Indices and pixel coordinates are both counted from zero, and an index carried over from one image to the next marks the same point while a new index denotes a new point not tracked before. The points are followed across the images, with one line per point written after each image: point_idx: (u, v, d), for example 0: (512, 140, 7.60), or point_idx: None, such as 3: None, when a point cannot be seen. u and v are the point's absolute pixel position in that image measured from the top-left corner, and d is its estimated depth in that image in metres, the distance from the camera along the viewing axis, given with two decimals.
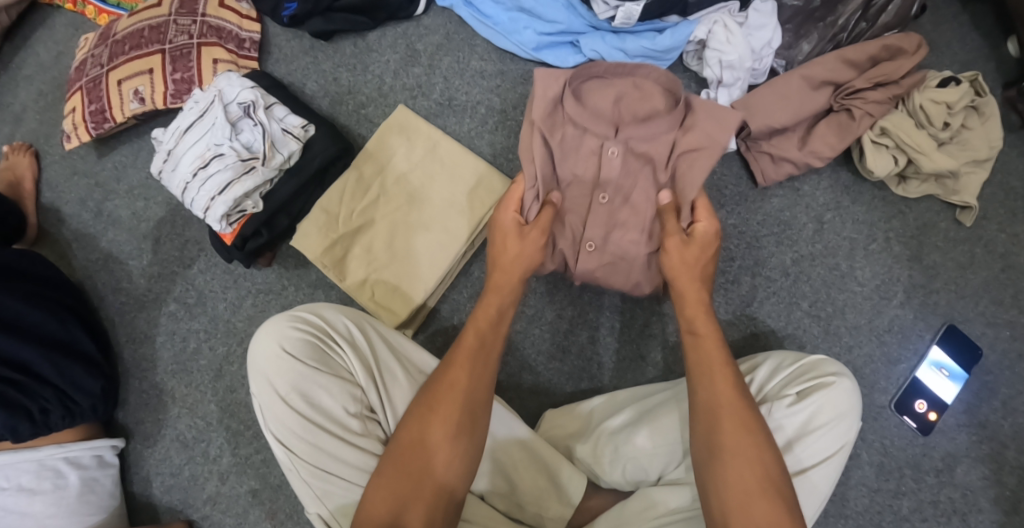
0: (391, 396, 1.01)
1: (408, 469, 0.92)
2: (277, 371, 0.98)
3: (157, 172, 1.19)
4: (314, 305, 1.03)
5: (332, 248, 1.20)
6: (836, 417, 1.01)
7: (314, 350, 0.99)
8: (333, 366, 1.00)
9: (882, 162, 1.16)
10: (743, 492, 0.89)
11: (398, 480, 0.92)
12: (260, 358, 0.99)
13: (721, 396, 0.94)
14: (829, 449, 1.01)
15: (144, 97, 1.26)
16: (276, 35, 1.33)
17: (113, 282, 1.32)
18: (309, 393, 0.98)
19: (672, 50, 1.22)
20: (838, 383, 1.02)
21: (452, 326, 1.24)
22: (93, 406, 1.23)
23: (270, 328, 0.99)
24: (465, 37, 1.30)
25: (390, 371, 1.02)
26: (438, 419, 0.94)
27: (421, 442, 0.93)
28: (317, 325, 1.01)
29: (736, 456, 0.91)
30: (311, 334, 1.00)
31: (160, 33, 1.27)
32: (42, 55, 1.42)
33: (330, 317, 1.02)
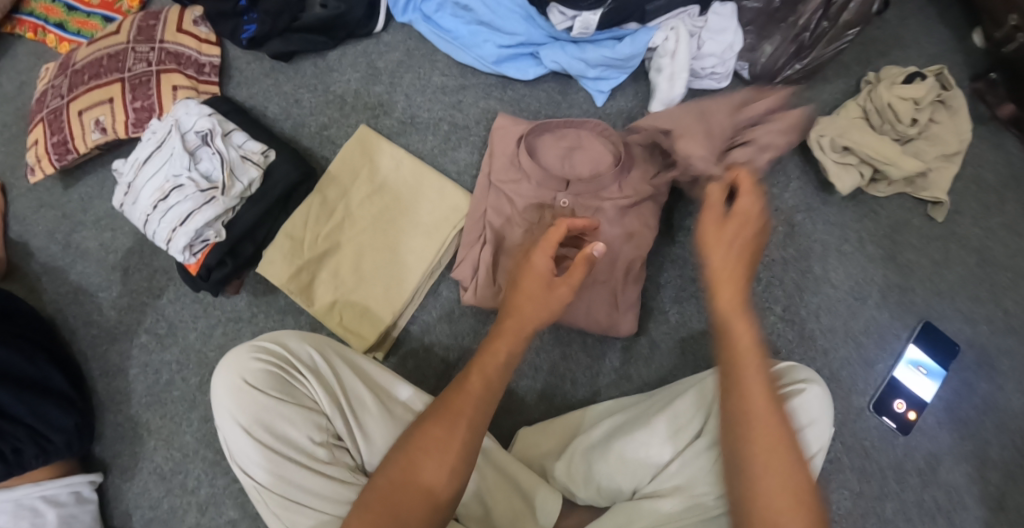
0: (357, 423, 1.01)
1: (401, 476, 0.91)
2: (241, 405, 0.98)
3: (118, 205, 1.18)
4: (277, 335, 1.03)
5: (298, 275, 1.19)
6: (807, 425, 1.02)
7: (278, 381, 0.99)
8: (298, 396, 1.00)
9: (849, 177, 1.15)
10: (775, 495, 0.82)
11: (393, 488, 0.90)
12: (224, 392, 0.99)
13: (761, 410, 0.85)
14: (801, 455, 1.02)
15: (105, 127, 1.26)
16: (236, 58, 1.32)
17: (85, 314, 1.31)
18: (274, 425, 0.98)
19: (633, 58, 1.20)
20: (809, 390, 1.03)
21: (423, 347, 1.22)
22: (68, 443, 1.22)
23: (233, 361, 1.00)
24: (426, 52, 1.28)
25: (355, 397, 1.02)
26: (439, 432, 0.92)
27: (419, 452, 0.91)
28: (280, 354, 1.01)
29: (762, 456, 0.84)
30: (275, 365, 1.00)
31: (119, 61, 1.26)
32: (6, 86, 1.42)
33: (293, 347, 1.02)
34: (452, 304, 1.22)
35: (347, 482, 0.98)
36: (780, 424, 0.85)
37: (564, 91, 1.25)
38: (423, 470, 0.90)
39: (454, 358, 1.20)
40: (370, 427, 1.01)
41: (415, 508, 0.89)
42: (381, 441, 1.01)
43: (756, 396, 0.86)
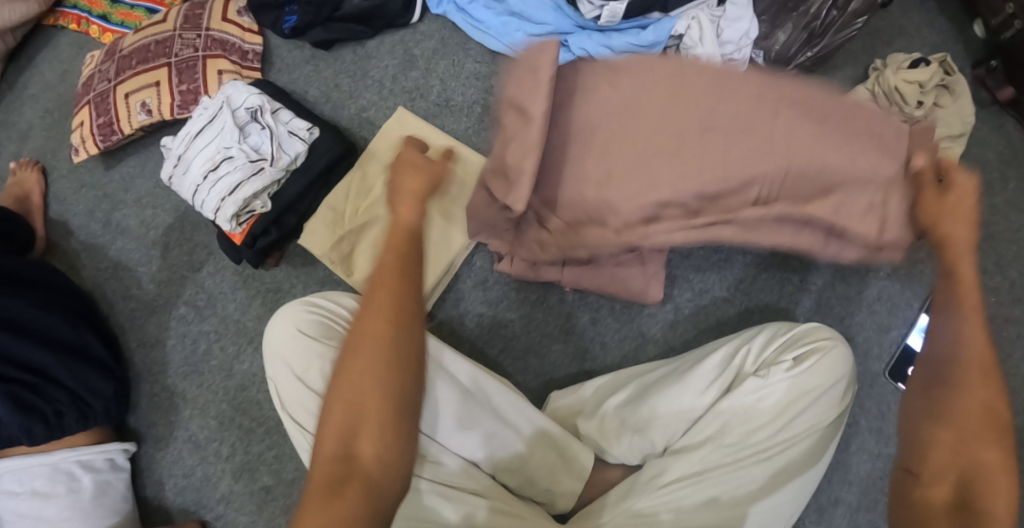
0: None
1: (345, 408, 0.88)
2: (293, 352, 1.01)
3: (168, 177, 1.25)
4: (324, 291, 1.07)
5: (339, 244, 1.26)
6: (829, 381, 1.06)
7: (328, 332, 1.03)
8: None
9: None
10: (960, 457, 0.88)
11: (337, 422, 0.88)
12: (275, 342, 1.02)
13: (977, 380, 0.89)
14: (825, 410, 1.06)
15: (150, 109, 1.32)
16: (277, 47, 1.39)
17: (123, 289, 1.35)
18: (323, 371, 1.01)
19: (655, 44, 1.30)
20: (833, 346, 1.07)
21: (457, 315, 1.24)
22: (106, 409, 1.25)
23: (285, 313, 1.03)
24: (460, 41, 1.37)
25: None
26: (357, 370, 0.88)
27: (353, 383, 0.88)
28: (328, 307, 1.05)
29: (967, 421, 0.89)
30: (324, 316, 1.04)
31: (166, 47, 1.33)
32: (47, 75, 1.47)
33: (340, 301, 1.07)
34: (488, 274, 1.25)
35: None
36: (994, 398, 0.89)
37: None
38: (363, 400, 0.88)
39: (488, 322, 1.24)
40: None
41: (369, 429, 0.87)
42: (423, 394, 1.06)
43: (965, 377, 0.90)
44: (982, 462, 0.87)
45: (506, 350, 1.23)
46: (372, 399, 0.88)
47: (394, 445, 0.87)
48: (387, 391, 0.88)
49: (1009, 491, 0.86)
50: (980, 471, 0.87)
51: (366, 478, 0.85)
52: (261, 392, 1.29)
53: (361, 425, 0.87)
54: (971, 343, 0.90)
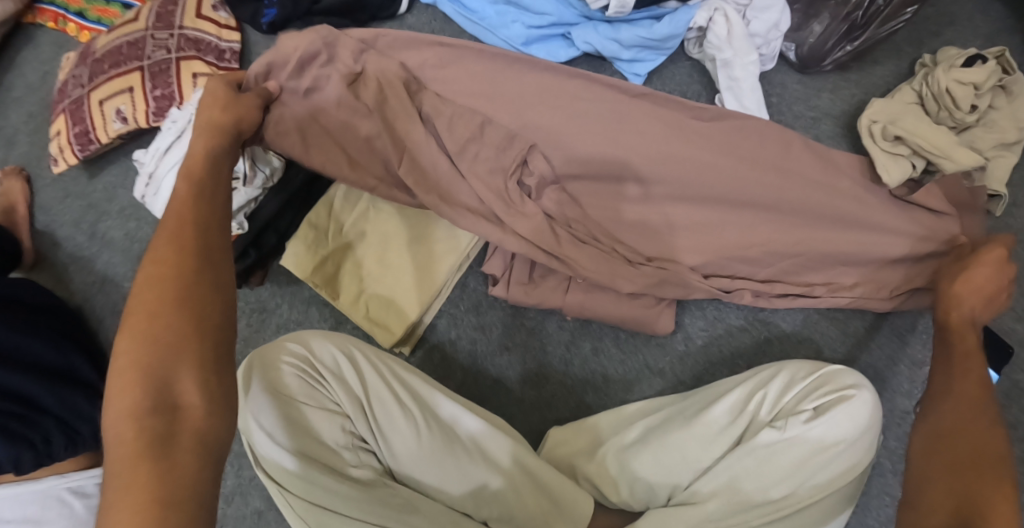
0: (381, 427, 0.99)
1: (146, 355, 0.77)
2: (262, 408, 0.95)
3: (140, 196, 1.19)
4: (300, 335, 1.01)
5: (322, 266, 1.18)
6: (854, 434, 0.95)
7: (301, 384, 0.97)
8: (320, 400, 0.98)
9: (899, 169, 1.09)
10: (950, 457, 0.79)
11: (129, 368, 0.77)
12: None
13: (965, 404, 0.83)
14: (847, 464, 0.95)
15: (126, 116, 1.24)
16: (256, 44, 1.30)
17: (110, 304, 1.30)
18: (296, 427, 0.95)
19: (671, 38, 1.14)
20: (859, 396, 0.95)
21: (449, 341, 1.17)
22: (94, 433, 1.22)
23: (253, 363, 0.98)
24: (451, 34, 1.26)
25: (380, 401, 1.00)
26: (161, 307, 0.79)
27: (153, 315, 0.78)
28: (303, 355, 0.99)
29: (964, 428, 0.81)
30: (297, 367, 0.98)
31: (138, 49, 1.24)
32: (29, 77, 1.39)
33: (317, 348, 1.00)
34: (481, 297, 1.17)
35: (373, 483, 0.97)
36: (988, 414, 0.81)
37: (597, 73, 1.20)
38: (175, 349, 0.78)
39: (481, 350, 1.15)
40: (393, 430, 0.99)
41: (188, 374, 0.78)
42: (404, 444, 0.99)
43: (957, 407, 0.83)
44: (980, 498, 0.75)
45: (500, 382, 1.14)
46: (190, 344, 0.79)
47: (219, 392, 0.79)
48: (200, 337, 0.79)
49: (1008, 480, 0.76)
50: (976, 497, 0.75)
51: (189, 433, 0.76)
52: None
53: (182, 367, 0.78)
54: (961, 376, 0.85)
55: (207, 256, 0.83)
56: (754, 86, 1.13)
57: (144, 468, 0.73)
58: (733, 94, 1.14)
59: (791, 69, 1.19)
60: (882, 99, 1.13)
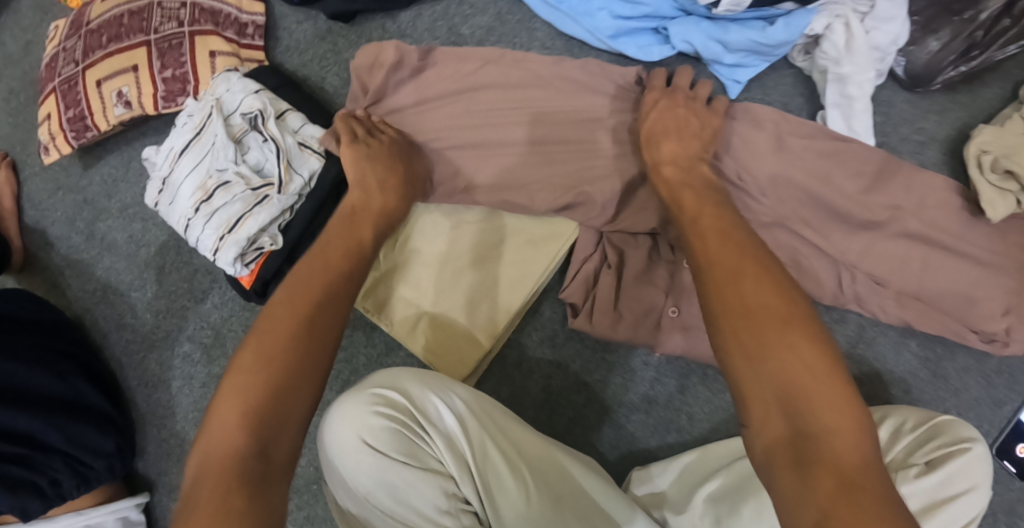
0: (489, 489, 0.87)
1: (251, 393, 0.71)
2: (356, 465, 0.84)
3: (153, 203, 1.02)
4: (396, 380, 0.89)
5: (373, 290, 1.07)
6: (970, 487, 0.91)
7: (402, 440, 0.85)
8: (422, 458, 0.86)
9: (1005, 205, 1.00)
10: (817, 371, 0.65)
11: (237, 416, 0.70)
12: (341, 453, 0.85)
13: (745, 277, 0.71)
14: (962, 517, 0.92)
15: (129, 100, 1.04)
16: (284, 16, 1.10)
17: (116, 316, 1.14)
18: (396, 489, 0.83)
19: (785, 44, 1.01)
20: (974, 448, 0.92)
21: (517, 373, 1.07)
22: (110, 466, 1.08)
23: (348, 416, 0.85)
24: (522, 18, 1.09)
25: (488, 459, 0.88)
26: (269, 349, 0.73)
27: (261, 361, 0.73)
28: (403, 405, 0.87)
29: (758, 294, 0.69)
30: (397, 419, 0.85)
31: (143, 20, 1.04)
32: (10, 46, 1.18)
33: (417, 395, 0.88)
34: (555, 327, 1.07)
35: None
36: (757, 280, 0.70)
37: None
38: (277, 402, 0.71)
39: (556, 386, 1.07)
40: (498, 488, 0.87)
41: (291, 427, 0.71)
42: (513, 508, 0.87)
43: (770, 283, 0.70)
44: (816, 391, 0.64)
45: (576, 421, 1.06)
46: (297, 394, 0.72)
47: None
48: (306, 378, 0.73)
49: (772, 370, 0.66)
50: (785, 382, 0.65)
51: (276, 492, 0.68)
52: None
53: (284, 414, 0.71)
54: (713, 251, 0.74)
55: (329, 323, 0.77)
56: (867, 107, 1.02)
57: (222, 511, 0.65)
58: (843, 112, 1.03)
59: (898, 86, 1.09)
60: (995, 128, 1.04)
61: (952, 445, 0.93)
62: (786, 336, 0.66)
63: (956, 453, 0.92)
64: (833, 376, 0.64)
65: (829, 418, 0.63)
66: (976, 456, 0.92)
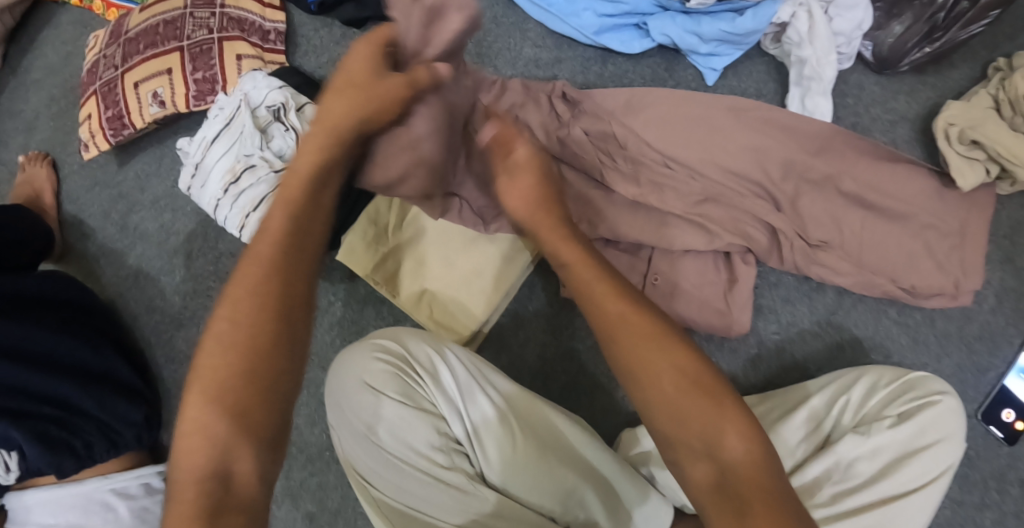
0: (478, 431, 0.96)
1: (207, 418, 0.70)
2: (358, 405, 0.95)
3: (187, 187, 1.11)
4: (394, 333, 1.00)
5: (383, 264, 1.13)
6: (943, 439, 0.95)
7: (397, 382, 0.95)
8: (416, 399, 0.95)
9: (975, 174, 1.07)
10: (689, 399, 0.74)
11: (196, 446, 0.70)
12: (345, 394, 0.96)
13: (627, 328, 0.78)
14: (938, 469, 0.94)
15: (164, 100, 1.15)
16: (303, 25, 1.21)
17: (146, 299, 1.23)
18: (391, 426, 0.94)
19: (755, 33, 1.08)
20: (944, 400, 0.96)
21: (515, 342, 1.14)
22: (137, 436, 1.16)
23: (353, 363, 0.97)
24: (516, 21, 1.18)
25: (475, 402, 0.97)
26: (215, 371, 0.71)
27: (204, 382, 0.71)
28: (399, 353, 0.98)
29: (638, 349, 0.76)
30: (392, 364, 0.96)
31: (177, 29, 1.16)
32: (51, 57, 1.29)
33: (411, 346, 0.98)
34: (550, 297, 1.14)
35: (467, 490, 0.93)
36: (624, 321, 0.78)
37: (670, 67, 1.15)
38: (241, 414, 0.70)
39: (551, 354, 1.13)
40: (482, 429, 0.95)
41: (246, 443, 0.70)
42: (498, 448, 0.95)
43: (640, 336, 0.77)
44: (707, 430, 0.72)
45: (570, 386, 1.12)
46: (246, 410, 0.70)
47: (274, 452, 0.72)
48: (259, 395, 0.71)
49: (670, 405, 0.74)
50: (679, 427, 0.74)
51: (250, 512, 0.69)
52: (299, 416, 1.19)
53: (245, 432, 0.70)
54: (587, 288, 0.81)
55: (293, 330, 0.74)
56: (828, 90, 1.09)
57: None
58: (803, 91, 1.10)
59: (868, 70, 1.15)
60: (961, 103, 1.11)
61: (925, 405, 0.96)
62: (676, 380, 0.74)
63: (929, 406, 0.96)
64: (718, 417, 0.73)
65: (737, 456, 0.71)
66: (947, 412, 0.95)
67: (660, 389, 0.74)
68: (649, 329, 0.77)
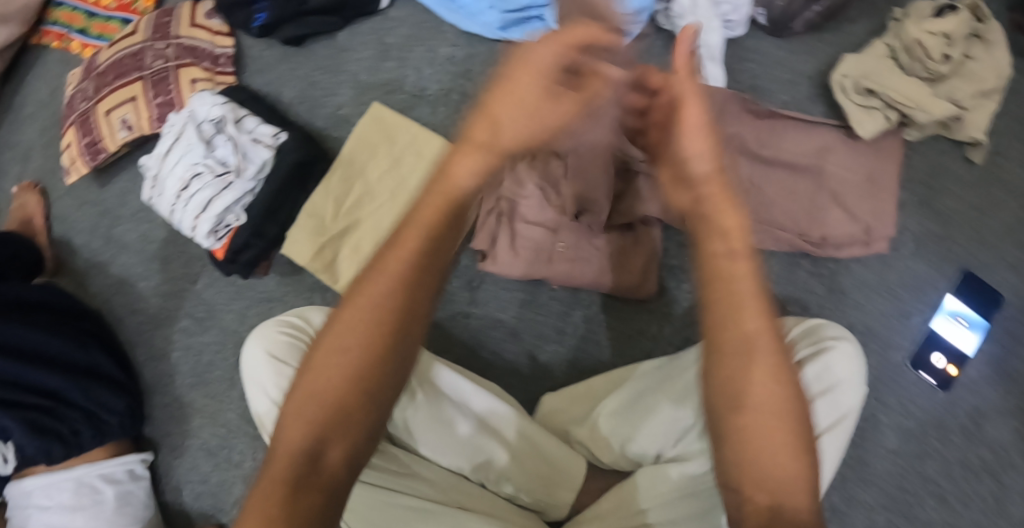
0: None
1: (319, 397, 0.79)
2: (261, 374, 0.97)
3: (149, 198, 1.23)
4: (298, 308, 1.03)
5: (321, 253, 1.21)
6: (839, 384, 0.95)
7: (299, 353, 0.98)
8: None
9: (873, 122, 1.09)
10: (766, 441, 0.76)
11: (305, 411, 0.78)
12: (250, 368, 0.98)
13: (740, 363, 0.78)
14: (836, 417, 0.95)
15: (131, 125, 1.31)
16: (251, 47, 1.36)
17: (128, 304, 1.37)
18: None
19: (642, 11, 1.15)
20: (840, 345, 0.96)
21: (446, 318, 1.20)
22: (121, 423, 1.28)
23: (257, 334, 0.99)
24: (434, 24, 1.28)
25: None
26: (341, 346, 0.80)
27: (336, 362, 0.79)
28: (300, 326, 1.01)
29: (749, 390, 0.77)
30: (293, 335, 0.99)
31: (138, 60, 1.31)
32: (40, 94, 1.48)
33: (313, 318, 1.02)
34: (473, 273, 1.21)
35: None
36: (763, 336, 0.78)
37: None
38: (340, 411, 0.78)
39: (474, 324, 1.19)
40: None
41: (342, 434, 0.78)
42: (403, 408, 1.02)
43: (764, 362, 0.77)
44: (773, 476, 0.75)
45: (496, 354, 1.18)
46: (351, 397, 0.79)
47: (361, 452, 0.80)
48: (372, 396, 0.80)
49: (789, 443, 0.76)
50: (758, 458, 0.76)
51: (318, 501, 0.75)
52: None
53: (346, 423, 0.78)
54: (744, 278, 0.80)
55: (401, 361, 0.82)
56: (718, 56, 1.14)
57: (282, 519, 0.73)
58: None
59: (763, 33, 1.19)
60: (856, 55, 1.14)
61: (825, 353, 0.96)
62: (769, 425, 0.76)
63: (826, 354, 0.96)
64: (791, 464, 0.75)
65: (799, 501, 0.74)
66: (844, 361, 0.96)
67: (764, 419, 0.76)
68: (778, 357, 0.78)
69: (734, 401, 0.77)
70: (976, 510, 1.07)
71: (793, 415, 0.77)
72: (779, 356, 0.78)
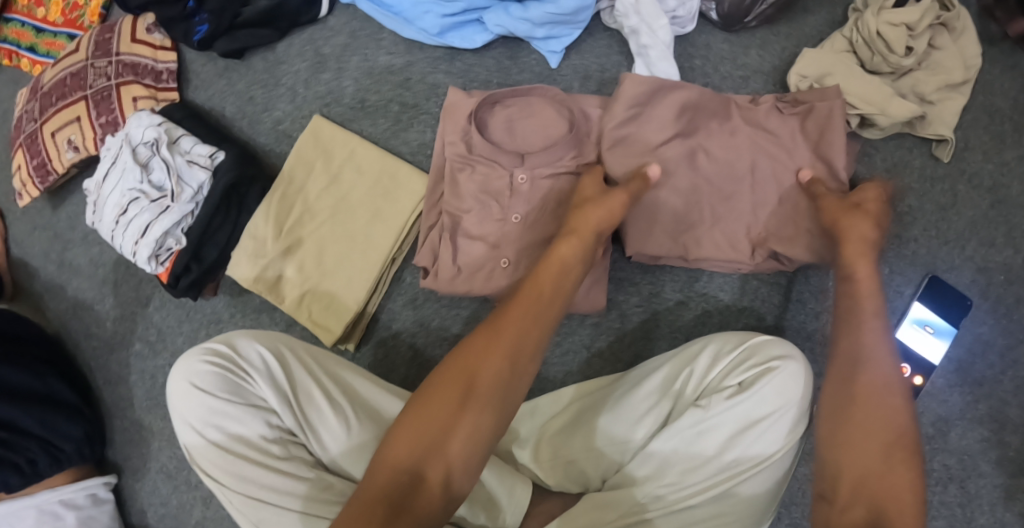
0: (312, 422, 0.98)
1: (474, 417, 0.84)
2: (188, 406, 0.97)
3: (91, 222, 1.21)
4: (227, 335, 1.00)
5: (264, 274, 1.17)
6: (781, 408, 0.91)
7: (226, 384, 0.97)
8: (247, 396, 0.97)
9: None
10: (859, 474, 0.82)
11: (411, 435, 0.84)
12: (175, 398, 0.98)
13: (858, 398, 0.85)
14: (775, 442, 0.91)
15: (77, 146, 1.29)
16: (192, 61, 1.33)
17: (84, 328, 1.36)
18: (223, 424, 0.96)
19: (581, 10, 1.10)
20: (783, 368, 0.91)
21: (392, 335, 1.19)
22: (79, 450, 1.25)
23: (181, 368, 0.98)
24: (371, 32, 1.23)
25: (307, 394, 0.99)
26: (483, 356, 0.87)
27: (497, 370, 0.86)
28: (228, 356, 0.98)
29: (857, 414, 0.84)
30: (220, 366, 0.97)
31: (81, 79, 1.27)
32: None
33: (241, 347, 0.99)
34: (416, 291, 1.19)
35: (302, 477, 0.95)
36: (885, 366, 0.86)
37: (514, 56, 1.18)
38: (446, 430, 0.84)
39: (421, 343, 1.17)
40: (322, 425, 0.98)
41: (444, 454, 0.83)
42: (333, 438, 0.98)
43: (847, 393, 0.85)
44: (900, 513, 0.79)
45: None
46: (479, 412, 0.85)
47: (466, 470, 0.84)
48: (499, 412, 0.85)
49: (905, 464, 0.82)
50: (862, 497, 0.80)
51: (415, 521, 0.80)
52: None
53: (439, 449, 0.83)
54: (864, 290, 0.89)
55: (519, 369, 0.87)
56: (666, 53, 1.08)
57: None
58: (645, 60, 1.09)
59: (715, 28, 1.12)
60: (813, 50, 1.07)
61: (768, 374, 0.92)
62: (861, 449, 0.83)
63: (768, 377, 0.91)
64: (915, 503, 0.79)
65: None
66: (789, 382, 0.91)
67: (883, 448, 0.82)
68: (884, 381, 0.85)
69: (840, 419, 0.85)
70: (941, 520, 1.02)
71: (879, 447, 0.83)
72: (888, 377, 0.85)
